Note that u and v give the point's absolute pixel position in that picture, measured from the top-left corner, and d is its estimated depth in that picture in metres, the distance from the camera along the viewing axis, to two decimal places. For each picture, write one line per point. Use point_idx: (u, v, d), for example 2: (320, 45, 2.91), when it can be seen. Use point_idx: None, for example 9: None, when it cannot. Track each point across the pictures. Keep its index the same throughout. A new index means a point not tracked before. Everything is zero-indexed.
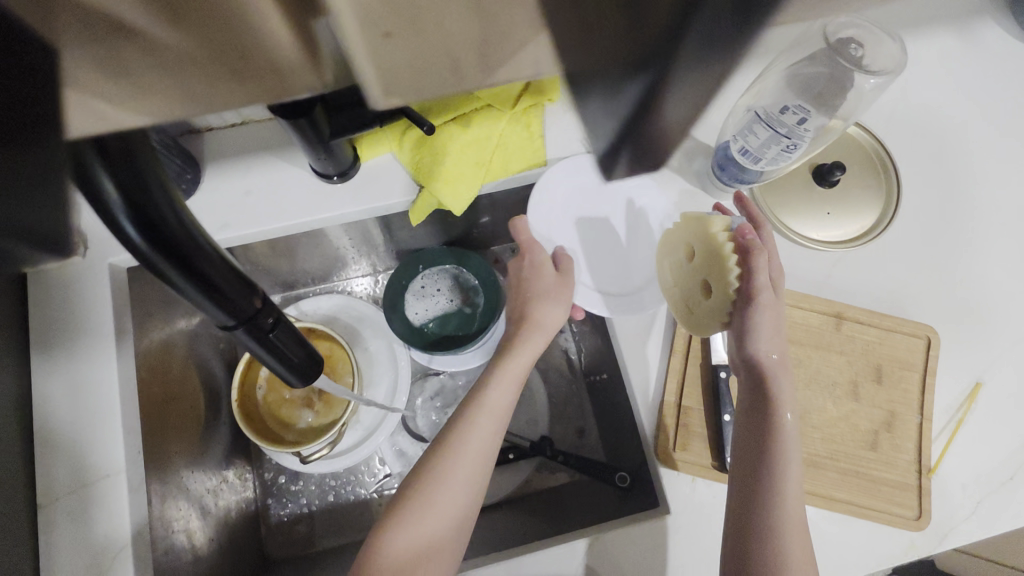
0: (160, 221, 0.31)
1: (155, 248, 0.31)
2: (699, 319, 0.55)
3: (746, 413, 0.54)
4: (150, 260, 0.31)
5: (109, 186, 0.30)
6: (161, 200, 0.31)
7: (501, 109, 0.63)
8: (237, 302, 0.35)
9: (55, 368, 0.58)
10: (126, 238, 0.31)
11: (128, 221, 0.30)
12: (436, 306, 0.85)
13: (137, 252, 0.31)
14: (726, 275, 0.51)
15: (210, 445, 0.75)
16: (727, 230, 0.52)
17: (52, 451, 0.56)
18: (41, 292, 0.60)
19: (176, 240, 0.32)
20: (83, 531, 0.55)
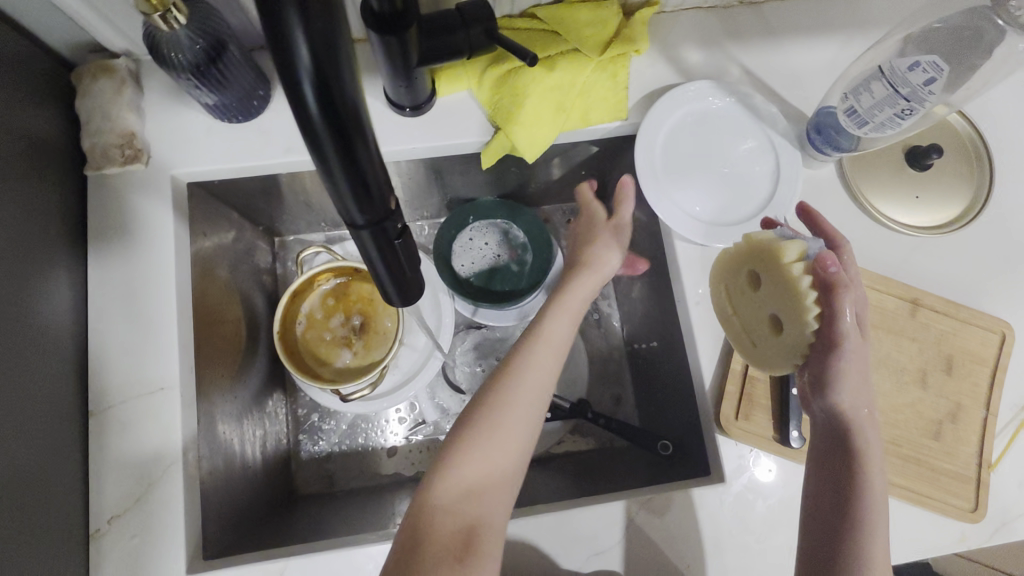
0: (341, 94, 0.24)
1: (326, 125, 0.24)
2: (768, 353, 0.52)
3: (823, 463, 0.51)
4: (311, 134, 0.24)
5: (303, 51, 0.23)
6: (345, 68, 0.24)
7: (589, 55, 0.60)
8: (378, 202, 0.28)
9: (114, 276, 0.57)
10: (299, 103, 0.24)
11: (306, 82, 0.23)
12: (483, 259, 0.83)
13: (302, 121, 0.24)
14: (804, 314, 0.47)
15: (249, 374, 0.74)
16: (805, 261, 0.47)
17: (108, 357, 0.56)
18: (102, 197, 0.59)
19: (351, 120, 0.25)
20: (134, 443, 0.54)
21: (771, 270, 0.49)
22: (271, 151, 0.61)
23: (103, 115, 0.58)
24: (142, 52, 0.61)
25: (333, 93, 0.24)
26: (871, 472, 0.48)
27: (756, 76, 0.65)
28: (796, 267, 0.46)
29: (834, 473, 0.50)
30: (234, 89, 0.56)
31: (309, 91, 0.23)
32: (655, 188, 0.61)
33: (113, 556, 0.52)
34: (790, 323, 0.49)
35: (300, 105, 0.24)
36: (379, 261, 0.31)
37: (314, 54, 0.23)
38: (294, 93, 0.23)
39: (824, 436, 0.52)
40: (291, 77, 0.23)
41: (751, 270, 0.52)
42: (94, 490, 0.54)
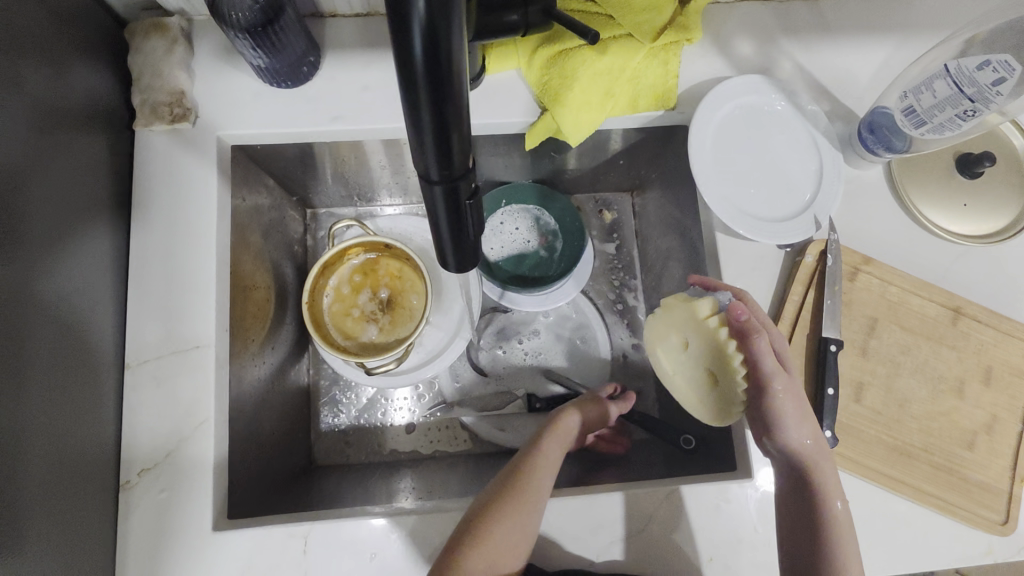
0: (447, 50, 0.23)
1: (426, 77, 0.24)
2: (714, 405, 0.56)
3: (787, 505, 0.52)
4: (409, 79, 0.24)
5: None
6: (456, 25, 0.23)
7: (641, 40, 0.59)
8: (457, 160, 0.28)
9: (157, 232, 0.58)
10: (404, 49, 0.23)
11: (416, 33, 0.22)
12: (512, 244, 0.83)
13: (403, 66, 0.24)
14: (732, 359, 0.53)
15: (277, 342, 0.74)
16: (717, 314, 0.54)
17: (146, 312, 0.57)
18: (148, 153, 0.60)
19: (451, 76, 0.24)
20: (168, 398, 0.55)
21: (693, 326, 0.55)
22: (318, 119, 0.62)
23: (153, 72, 0.59)
24: (196, 11, 0.61)
25: (439, 47, 0.23)
26: (832, 502, 0.51)
27: (807, 73, 0.65)
28: (712, 320, 0.53)
29: (800, 512, 0.51)
30: (290, 52, 0.57)
31: (418, 41, 0.23)
32: (705, 177, 0.60)
33: (141, 507, 0.53)
34: (722, 371, 0.54)
35: (405, 51, 0.23)
36: (443, 218, 0.32)
37: (432, 6, 0.22)
38: (401, 38, 0.23)
39: (783, 476, 0.53)
40: (402, 21, 0.22)
41: (675, 335, 0.57)
42: (128, 441, 0.55)
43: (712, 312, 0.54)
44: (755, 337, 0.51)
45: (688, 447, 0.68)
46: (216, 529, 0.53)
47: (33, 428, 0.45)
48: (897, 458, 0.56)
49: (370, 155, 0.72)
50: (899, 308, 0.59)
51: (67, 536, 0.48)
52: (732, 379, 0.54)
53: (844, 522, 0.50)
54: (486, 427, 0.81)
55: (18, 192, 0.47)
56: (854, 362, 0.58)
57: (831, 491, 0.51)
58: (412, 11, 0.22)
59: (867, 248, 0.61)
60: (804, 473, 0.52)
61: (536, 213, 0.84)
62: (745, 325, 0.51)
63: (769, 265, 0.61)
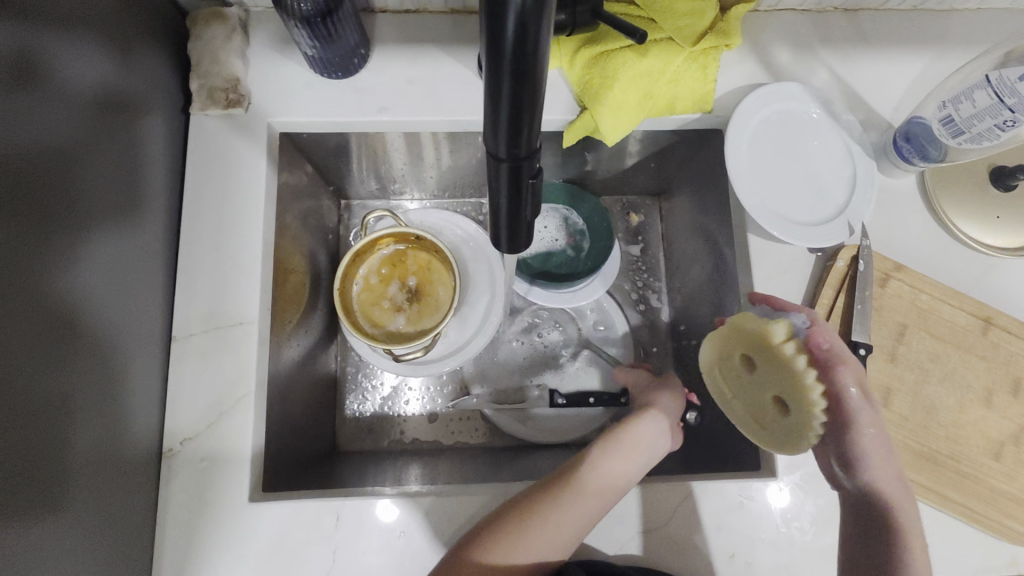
0: (534, 36, 0.25)
1: (512, 59, 0.25)
2: (786, 435, 0.51)
3: (864, 540, 0.52)
4: (495, 60, 0.26)
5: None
6: (546, 16, 0.25)
7: (682, 44, 0.61)
8: (525, 140, 0.30)
9: (208, 214, 0.62)
10: (495, 31, 0.25)
11: (508, 21, 0.24)
12: (541, 242, 0.85)
13: (491, 47, 0.25)
14: (809, 391, 0.47)
15: (310, 326, 0.76)
16: (792, 341, 0.48)
17: (194, 288, 0.60)
18: (203, 135, 0.63)
19: (533, 61, 0.26)
20: (211, 371, 0.58)
21: (762, 350, 0.50)
22: (365, 109, 0.65)
23: (211, 59, 0.63)
24: (253, 3, 0.66)
25: (529, 33, 0.24)
26: (911, 540, 0.51)
27: (842, 81, 0.66)
28: (787, 346, 0.47)
29: (876, 545, 0.51)
30: (344, 44, 0.60)
31: (511, 26, 0.24)
32: (739, 179, 0.61)
33: (181, 475, 0.56)
34: (796, 403, 0.49)
35: (496, 33, 0.25)
36: (504, 194, 0.33)
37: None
38: (494, 20, 0.24)
39: (859, 511, 0.54)
40: (497, 4, 0.24)
41: (743, 354, 0.53)
42: (171, 410, 0.57)
43: (787, 338, 0.48)
44: (837, 367, 0.52)
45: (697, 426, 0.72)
46: (251, 501, 0.56)
47: (91, 390, 0.48)
48: (923, 464, 0.56)
49: (409, 148, 0.74)
50: (929, 316, 0.59)
51: (115, 496, 0.51)
52: (809, 412, 0.48)
53: (923, 562, 0.50)
54: (512, 422, 0.81)
55: (86, 168, 0.50)
56: (882, 368, 0.58)
57: (910, 530, 0.52)
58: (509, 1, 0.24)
59: (899, 256, 0.62)
60: (887, 508, 0.53)
61: (565, 213, 0.85)
62: (826, 353, 0.52)
63: (798, 269, 0.62)
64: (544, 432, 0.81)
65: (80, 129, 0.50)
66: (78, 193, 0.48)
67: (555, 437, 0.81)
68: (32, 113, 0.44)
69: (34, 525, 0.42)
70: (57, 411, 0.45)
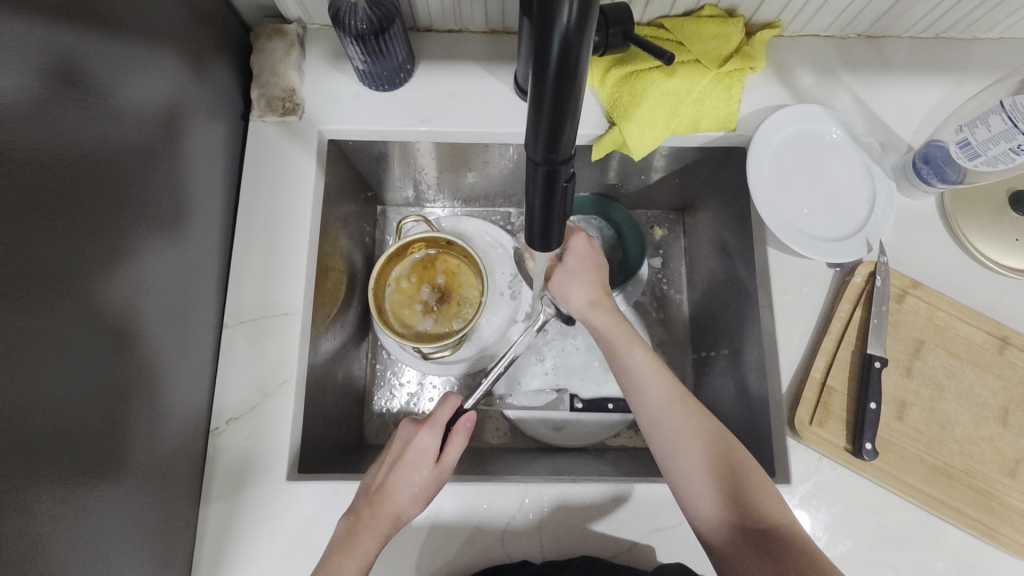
0: (576, 55, 0.29)
1: (555, 73, 0.29)
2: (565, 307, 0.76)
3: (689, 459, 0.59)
4: (540, 74, 0.30)
5: (566, 13, 0.27)
6: (587, 37, 0.29)
7: (708, 66, 0.64)
8: (561, 147, 0.33)
9: (261, 213, 0.67)
10: (542, 49, 0.29)
11: (554, 42, 0.28)
12: None
13: (539, 62, 0.29)
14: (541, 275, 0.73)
15: (344, 322, 0.80)
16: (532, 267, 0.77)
17: (245, 280, 0.66)
18: (260, 141, 0.69)
19: (573, 77, 0.30)
20: (258, 357, 0.64)
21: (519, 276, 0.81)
22: (408, 120, 0.70)
23: (270, 70, 0.69)
24: (310, 21, 0.72)
25: (571, 52, 0.28)
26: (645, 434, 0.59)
27: (864, 104, 0.69)
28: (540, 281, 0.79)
29: None
30: (392, 59, 0.65)
31: (555, 44, 0.28)
32: (761, 195, 0.64)
33: (227, 450, 0.61)
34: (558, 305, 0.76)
35: (543, 51, 0.29)
36: (538, 194, 0.37)
37: (573, 18, 0.27)
38: (542, 39, 0.29)
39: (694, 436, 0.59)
40: (546, 26, 0.28)
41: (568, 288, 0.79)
42: (220, 390, 0.63)
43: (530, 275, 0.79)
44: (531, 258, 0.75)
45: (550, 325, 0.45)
46: (287, 479, 0.61)
47: (151, 365, 0.54)
48: (937, 477, 0.57)
49: (445, 158, 0.78)
50: (946, 333, 0.61)
51: (169, 464, 0.56)
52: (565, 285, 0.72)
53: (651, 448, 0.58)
54: (540, 426, 0.82)
55: (156, 166, 0.55)
56: (898, 382, 0.60)
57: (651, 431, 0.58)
58: (555, 25, 0.28)
59: (918, 274, 0.64)
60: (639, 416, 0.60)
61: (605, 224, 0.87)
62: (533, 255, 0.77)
63: (815, 283, 0.64)
64: (563, 436, 0.82)
65: (154, 131, 0.55)
66: (149, 188, 0.54)
67: (574, 441, 0.82)
68: (119, 115, 0.50)
69: (101, 483, 0.47)
70: (123, 381, 0.50)
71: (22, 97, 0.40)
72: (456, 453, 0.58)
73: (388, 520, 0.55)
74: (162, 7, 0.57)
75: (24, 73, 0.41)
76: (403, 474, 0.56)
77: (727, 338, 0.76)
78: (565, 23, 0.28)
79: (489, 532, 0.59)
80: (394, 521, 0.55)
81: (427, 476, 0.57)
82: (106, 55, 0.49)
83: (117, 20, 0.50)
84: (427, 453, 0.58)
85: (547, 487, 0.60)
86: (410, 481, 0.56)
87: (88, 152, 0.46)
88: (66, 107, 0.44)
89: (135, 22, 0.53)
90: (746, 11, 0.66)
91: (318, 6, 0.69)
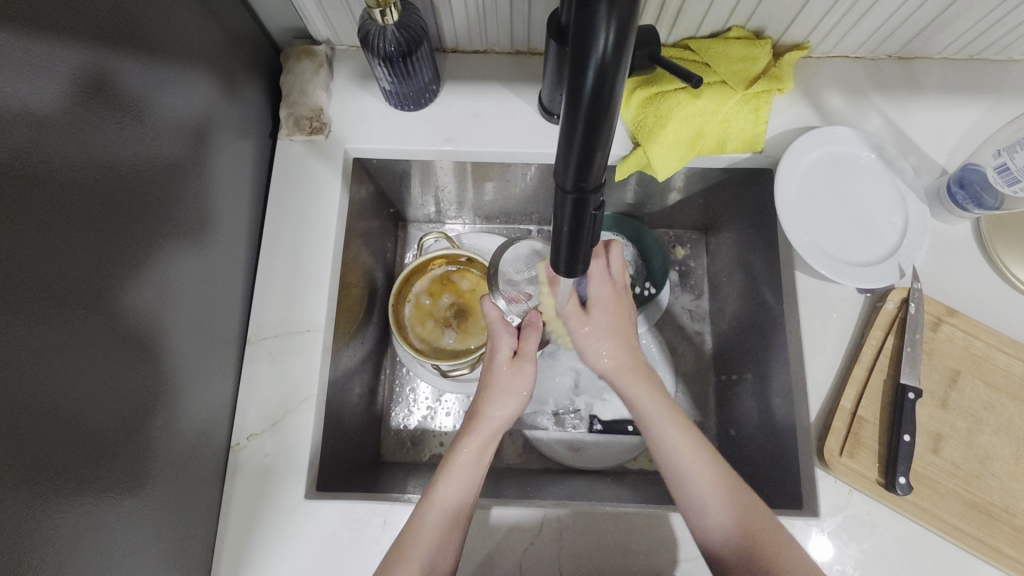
0: (610, 84, 0.29)
1: (588, 105, 0.30)
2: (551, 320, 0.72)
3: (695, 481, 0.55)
4: (573, 102, 0.30)
5: (602, 44, 0.28)
6: (622, 65, 0.29)
7: (735, 87, 0.64)
8: (591, 175, 0.33)
9: (288, 229, 0.68)
10: (577, 79, 0.29)
11: (587, 73, 0.29)
12: None
13: (573, 92, 0.30)
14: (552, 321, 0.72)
15: (363, 337, 0.80)
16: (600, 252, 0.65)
17: (268, 296, 0.66)
18: (287, 160, 0.71)
19: (607, 106, 0.30)
20: (279, 373, 0.64)
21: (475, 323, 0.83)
22: (431, 140, 0.71)
23: (298, 90, 0.71)
24: (338, 41, 0.74)
25: (606, 83, 0.29)
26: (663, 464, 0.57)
27: (896, 127, 0.67)
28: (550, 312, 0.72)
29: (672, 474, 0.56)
30: (417, 81, 0.66)
31: (590, 73, 0.29)
32: (790, 218, 0.63)
33: (247, 465, 0.61)
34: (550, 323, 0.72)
35: (578, 81, 0.29)
36: (567, 221, 0.37)
37: (608, 48, 0.28)
38: (577, 69, 0.29)
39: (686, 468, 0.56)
40: (581, 57, 0.29)
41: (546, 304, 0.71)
42: (242, 404, 0.63)
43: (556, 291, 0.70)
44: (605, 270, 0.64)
45: (573, 273, 0.44)
46: (305, 497, 0.60)
47: (176, 382, 0.54)
48: (975, 515, 0.55)
49: (468, 176, 0.78)
50: (983, 364, 0.59)
51: (190, 479, 0.56)
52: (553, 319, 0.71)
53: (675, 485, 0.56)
54: (558, 446, 0.81)
55: (186, 185, 0.56)
56: (932, 413, 0.58)
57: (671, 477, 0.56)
58: (588, 55, 0.28)
59: (953, 302, 0.62)
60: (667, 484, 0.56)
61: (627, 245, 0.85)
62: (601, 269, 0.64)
63: (845, 309, 0.63)
64: (583, 456, 0.81)
65: (186, 150, 0.56)
66: (179, 207, 0.55)
67: (593, 463, 0.80)
68: (156, 135, 0.52)
69: (123, 500, 0.48)
70: (148, 398, 0.50)
71: (66, 116, 0.42)
72: (536, 341, 0.63)
73: (490, 421, 0.59)
74: (199, 31, 0.59)
75: (71, 95, 0.42)
76: (493, 385, 0.61)
77: (751, 361, 0.74)
78: (597, 52, 0.28)
79: (506, 558, 0.58)
80: (498, 422, 0.59)
81: (506, 370, 0.62)
82: (146, 78, 0.51)
83: (156, 44, 0.52)
84: (504, 353, 0.63)
85: (566, 512, 0.59)
86: (502, 384, 0.61)
87: (124, 172, 0.48)
88: (107, 127, 0.46)
89: (173, 45, 0.55)
90: (773, 33, 0.66)
91: (347, 28, 0.71)
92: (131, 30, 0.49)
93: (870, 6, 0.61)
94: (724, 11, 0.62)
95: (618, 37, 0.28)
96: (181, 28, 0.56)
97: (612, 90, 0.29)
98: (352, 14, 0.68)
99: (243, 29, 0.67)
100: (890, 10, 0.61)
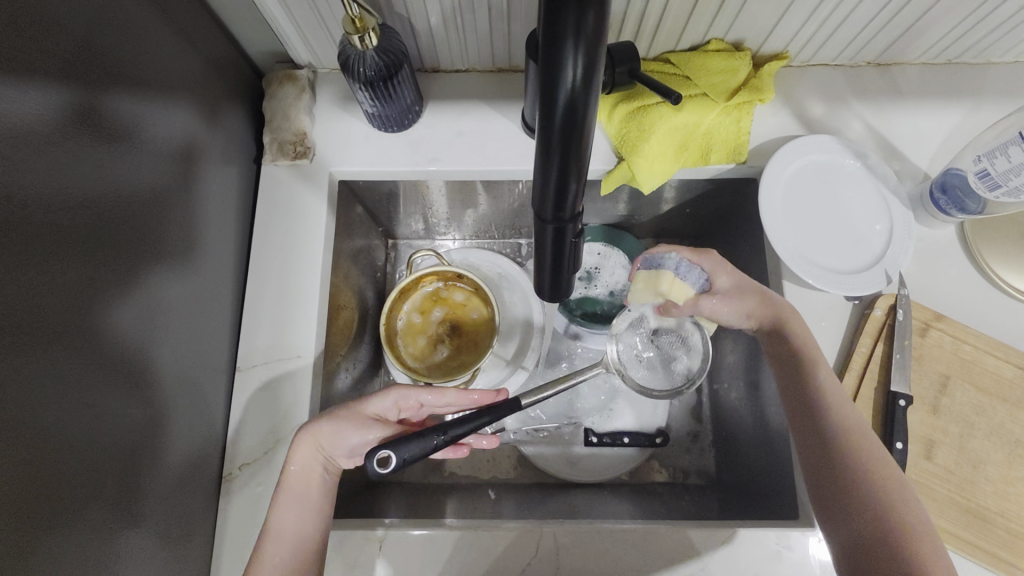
0: (581, 113, 0.29)
1: (560, 135, 0.30)
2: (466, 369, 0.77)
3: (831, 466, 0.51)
4: (546, 132, 0.30)
5: (571, 74, 0.28)
6: (593, 94, 0.29)
7: (715, 99, 0.64)
8: (568, 205, 0.34)
9: (276, 255, 0.68)
10: (548, 109, 0.30)
11: (558, 104, 0.29)
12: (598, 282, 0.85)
13: (545, 122, 0.30)
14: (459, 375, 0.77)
15: (355, 359, 0.80)
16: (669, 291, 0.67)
17: (257, 323, 0.66)
18: (272, 184, 0.71)
19: (580, 135, 0.30)
20: (270, 400, 0.64)
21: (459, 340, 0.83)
22: (417, 159, 0.71)
23: (281, 114, 0.71)
24: (321, 64, 0.74)
25: (576, 111, 0.29)
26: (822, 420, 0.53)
27: (877, 132, 0.68)
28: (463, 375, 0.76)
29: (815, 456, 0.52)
30: (400, 103, 0.66)
31: (560, 103, 0.29)
32: (776, 228, 0.63)
33: (241, 493, 0.61)
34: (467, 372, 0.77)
35: (549, 110, 0.30)
36: (548, 245, 0.38)
37: (578, 77, 0.28)
38: (547, 98, 0.29)
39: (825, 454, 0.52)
40: (551, 87, 0.29)
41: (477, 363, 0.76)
42: (233, 432, 0.63)
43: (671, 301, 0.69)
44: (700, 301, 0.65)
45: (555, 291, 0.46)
46: None
47: (168, 414, 0.54)
48: (971, 521, 0.55)
49: (455, 193, 0.78)
50: (972, 367, 0.59)
51: (182, 512, 0.56)
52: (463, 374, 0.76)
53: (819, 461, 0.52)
54: (555, 461, 0.81)
55: (174, 215, 0.57)
56: (924, 419, 0.58)
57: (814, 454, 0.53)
58: (558, 83, 0.29)
59: (941, 306, 0.62)
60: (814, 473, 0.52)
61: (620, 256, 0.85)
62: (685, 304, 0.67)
63: (834, 317, 0.63)
64: (580, 469, 0.80)
65: (173, 181, 0.57)
66: (167, 238, 0.55)
67: (590, 476, 0.80)
68: (141, 169, 0.52)
69: (119, 536, 0.47)
70: (140, 431, 0.50)
71: (50, 158, 0.42)
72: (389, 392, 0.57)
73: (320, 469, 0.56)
74: (179, 62, 0.59)
75: (53, 134, 0.42)
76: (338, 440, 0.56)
77: (745, 370, 0.74)
78: (567, 81, 0.28)
79: None
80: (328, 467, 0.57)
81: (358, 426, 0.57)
82: (129, 111, 0.51)
83: (137, 78, 0.52)
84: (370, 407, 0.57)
85: (564, 531, 0.59)
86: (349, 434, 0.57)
87: (106, 209, 0.47)
88: (91, 165, 0.46)
89: (151, 76, 0.54)
90: (752, 44, 0.66)
91: (328, 51, 0.71)
92: (111, 66, 0.49)
93: (846, 16, 0.61)
94: (702, 24, 0.63)
95: (585, 66, 0.28)
96: (163, 61, 0.56)
97: (584, 119, 0.29)
98: (332, 37, 0.68)
99: (223, 56, 0.67)
100: (865, 19, 0.62)
